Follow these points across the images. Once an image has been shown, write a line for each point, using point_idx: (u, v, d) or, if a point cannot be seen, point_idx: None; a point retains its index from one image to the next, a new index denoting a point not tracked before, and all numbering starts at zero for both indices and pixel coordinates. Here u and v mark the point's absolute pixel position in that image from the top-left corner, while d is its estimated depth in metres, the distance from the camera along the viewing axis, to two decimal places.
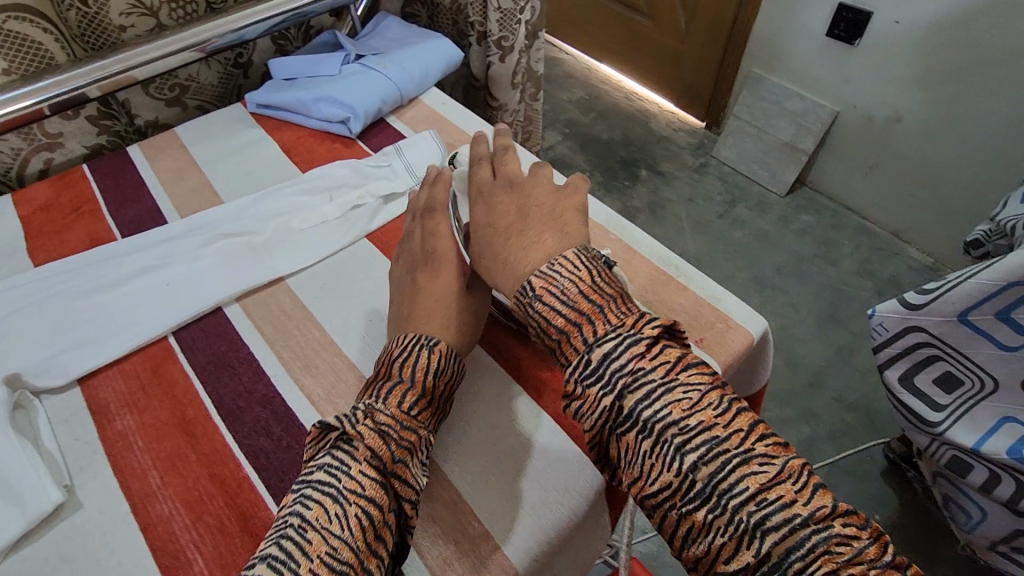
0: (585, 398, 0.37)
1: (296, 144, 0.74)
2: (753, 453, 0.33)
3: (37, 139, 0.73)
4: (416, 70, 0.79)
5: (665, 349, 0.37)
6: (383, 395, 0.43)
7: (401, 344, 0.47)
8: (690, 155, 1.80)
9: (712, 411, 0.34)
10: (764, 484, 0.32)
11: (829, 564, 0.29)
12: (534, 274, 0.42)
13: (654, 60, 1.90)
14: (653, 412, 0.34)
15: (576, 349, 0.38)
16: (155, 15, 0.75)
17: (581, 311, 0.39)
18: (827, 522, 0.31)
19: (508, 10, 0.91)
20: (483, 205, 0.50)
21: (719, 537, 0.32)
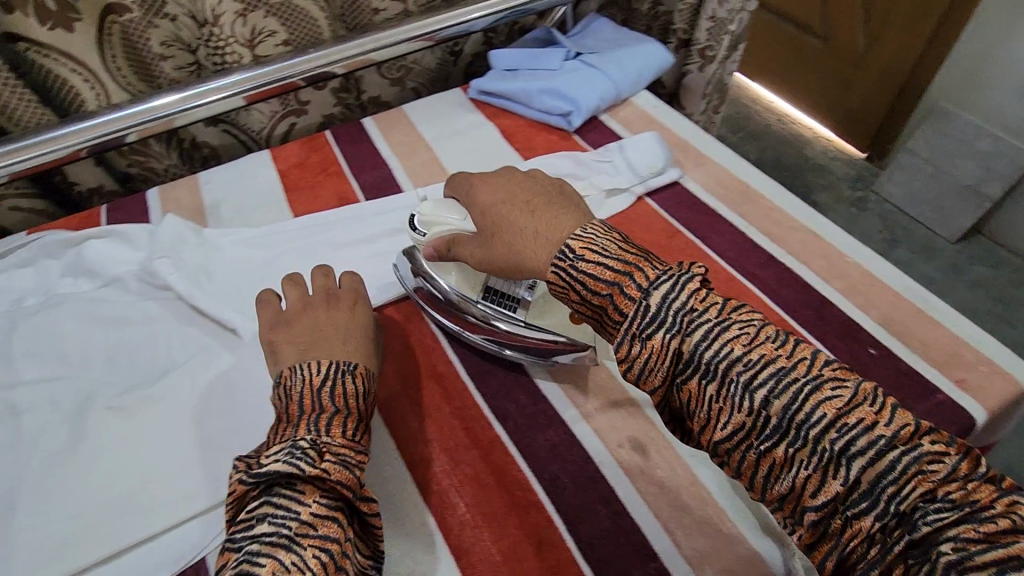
0: (638, 338, 0.39)
1: (516, 132, 0.78)
2: (822, 379, 0.36)
3: (289, 105, 0.82)
4: (632, 71, 0.81)
5: (714, 295, 0.40)
6: (319, 428, 0.41)
7: (289, 373, 0.46)
8: (848, 187, 1.70)
9: (771, 344, 0.37)
10: (841, 412, 0.34)
11: (923, 484, 0.32)
12: (570, 235, 0.44)
13: (817, 83, 1.81)
14: (714, 354, 0.37)
15: (631, 298, 0.40)
16: (404, 1, 0.80)
17: (627, 262, 0.41)
18: (915, 443, 0.33)
19: (721, 20, 0.89)
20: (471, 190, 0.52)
21: (802, 471, 0.35)
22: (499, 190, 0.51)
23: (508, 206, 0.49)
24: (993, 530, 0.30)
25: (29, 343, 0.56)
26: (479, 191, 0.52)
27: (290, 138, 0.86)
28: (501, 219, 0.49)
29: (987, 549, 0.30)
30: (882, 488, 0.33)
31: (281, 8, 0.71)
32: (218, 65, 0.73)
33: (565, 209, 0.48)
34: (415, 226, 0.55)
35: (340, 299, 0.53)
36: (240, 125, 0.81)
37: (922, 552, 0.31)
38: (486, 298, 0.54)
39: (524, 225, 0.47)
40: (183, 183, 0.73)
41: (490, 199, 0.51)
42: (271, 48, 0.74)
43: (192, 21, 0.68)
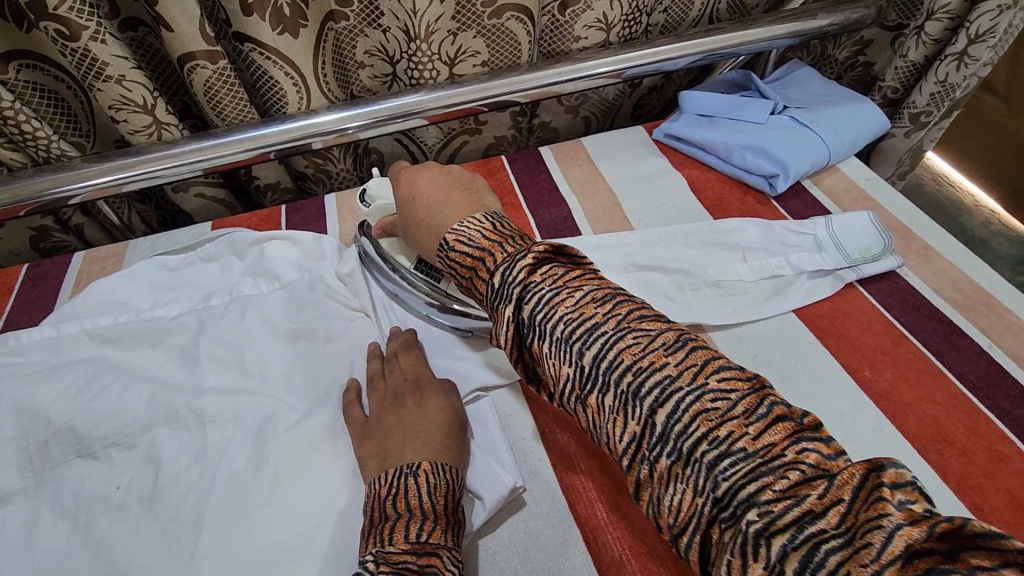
0: (555, 371, 0.36)
1: (705, 186, 0.72)
2: (705, 390, 0.31)
3: (467, 125, 0.80)
4: (848, 135, 0.72)
5: (552, 268, 0.38)
6: (384, 538, 0.38)
7: (387, 481, 0.42)
8: (1011, 269, 1.51)
9: (663, 351, 0.33)
10: (717, 424, 0.30)
11: (768, 488, 0.28)
12: (449, 230, 0.45)
13: (989, 148, 1.62)
14: (452, 235, 0.44)
15: (484, 280, 0.40)
16: (606, 31, 0.76)
17: (482, 248, 0.41)
18: (776, 452, 0.29)
19: (950, 86, 0.79)
20: (408, 184, 0.53)
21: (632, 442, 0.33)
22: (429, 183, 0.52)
23: (433, 202, 0.51)
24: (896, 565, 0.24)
25: (216, 347, 0.56)
26: (418, 186, 0.52)
27: (458, 156, 0.84)
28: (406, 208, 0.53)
29: (816, 520, 0.27)
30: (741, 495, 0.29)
31: (491, 31, 0.68)
32: (413, 80, 0.71)
33: (476, 206, 0.49)
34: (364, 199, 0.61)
35: (405, 396, 0.50)
36: (414, 138, 0.80)
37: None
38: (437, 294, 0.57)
39: (428, 206, 0.51)
40: (360, 193, 0.72)
41: (429, 197, 0.51)
42: (468, 68, 0.72)
43: (402, 34, 0.66)
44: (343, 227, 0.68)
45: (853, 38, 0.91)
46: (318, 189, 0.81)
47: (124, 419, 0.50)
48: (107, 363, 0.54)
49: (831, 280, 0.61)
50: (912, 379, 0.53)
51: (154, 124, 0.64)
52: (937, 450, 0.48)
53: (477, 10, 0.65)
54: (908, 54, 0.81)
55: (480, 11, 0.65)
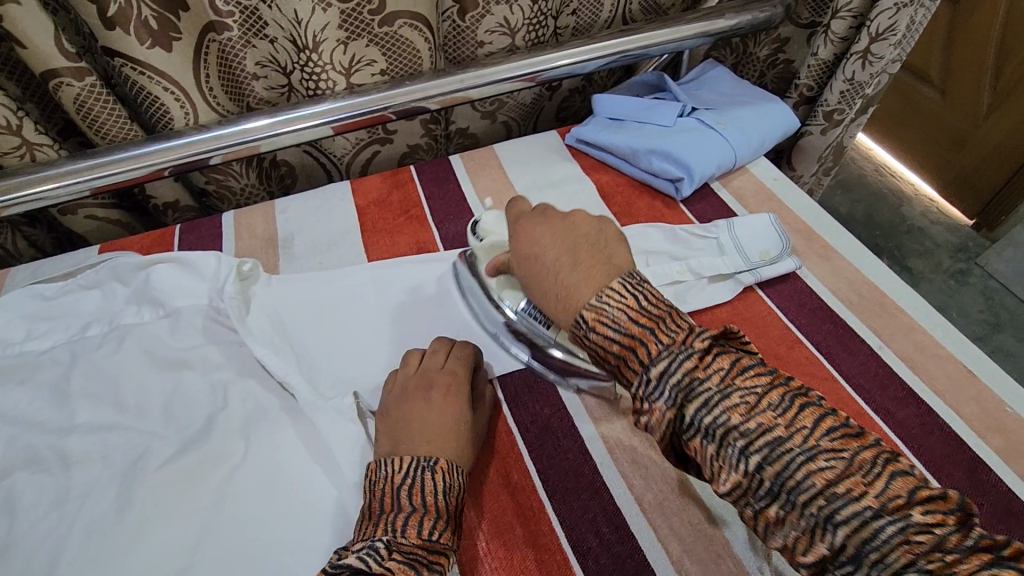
0: (648, 411, 0.37)
1: (614, 190, 0.71)
2: (818, 451, 0.33)
3: (376, 135, 0.78)
4: (755, 136, 0.72)
5: (717, 357, 0.37)
6: (397, 528, 0.39)
7: (402, 468, 0.43)
8: (949, 257, 1.55)
9: (773, 413, 0.35)
10: (825, 476, 0.32)
11: (849, 491, 0.31)
12: (584, 305, 0.41)
13: (926, 137, 1.65)
14: (591, 315, 0.41)
15: (635, 371, 0.39)
16: (511, 35, 0.75)
17: (632, 336, 0.39)
18: (834, 452, 0.33)
19: (858, 83, 0.79)
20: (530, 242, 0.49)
21: (734, 477, 0.34)
22: (554, 236, 0.48)
23: (548, 240, 0.48)
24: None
25: (89, 382, 0.53)
26: (542, 238, 0.49)
27: (371, 166, 0.82)
28: (523, 261, 0.49)
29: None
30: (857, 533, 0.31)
31: (385, 39, 0.66)
32: (310, 90, 0.69)
33: (609, 266, 0.44)
34: (475, 231, 0.61)
35: (435, 384, 0.50)
36: (322, 149, 0.77)
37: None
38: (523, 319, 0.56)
39: (558, 268, 0.45)
40: (259, 210, 0.70)
41: (552, 255, 0.46)
42: (367, 78, 0.70)
43: (291, 45, 0.64)
44: (239, 246, 0.66)
45: (770, 36, 0.91)
46: (224, 206, 0.78)
47: None
48: None
49: (731, 284, 0.60)
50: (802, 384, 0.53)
51: (24, 144, 0.61)
52: None
53: (367, 19, 0.63)
54: (818, 52, 0.81)
55: (370, 19, 0.63)
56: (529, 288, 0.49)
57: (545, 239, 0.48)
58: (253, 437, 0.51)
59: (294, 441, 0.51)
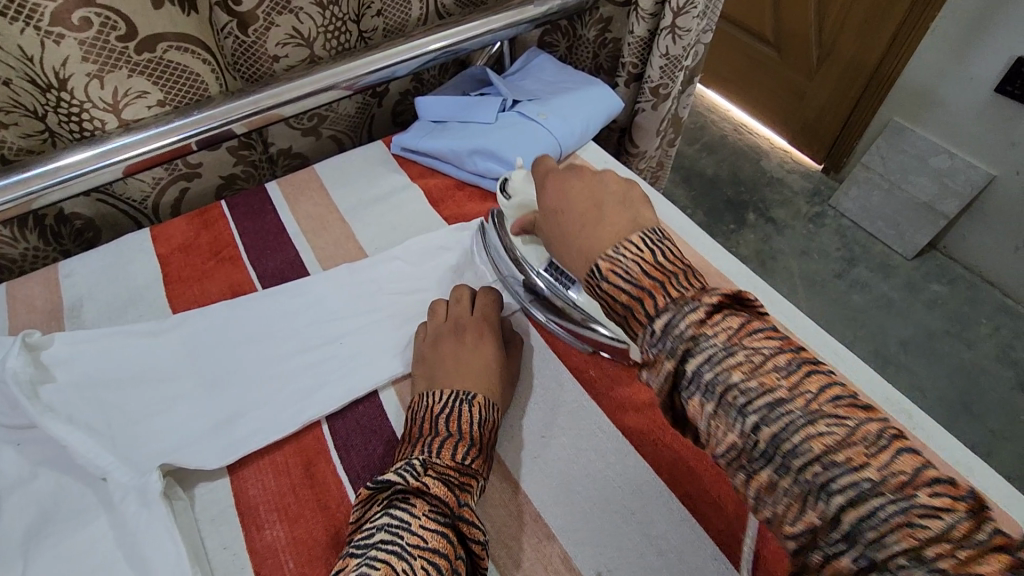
0: (650, 365, 0.35)
1: (444, 196, 0.68)
2: (886, 466, 0.28)
3: (177, 170, 0.70)
4: (578, 123, 0.72)
5: (713, 302, 0.35)
6: (432, 450, 0.43)
7: (440, 400, 0.47)
8: (806, 202, 1.67)
9: (816, 399, 0.30)
10: (908, 521, 0.26)
11: (896, 520, 0.26)
12: (600, 256, 0.39)
13: (772, 94, 1.77)
14: (600, 273, 0.38)
15: (642, 324, 0.36)
16: (309, 46, 0.69)
17: (645, 287, 0.36)
18: (877, 456, 0.28)
19: (675, 57, 0.81)
20: (556, 187, 0.46)
21: (753, 468, 0.31)
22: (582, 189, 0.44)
23: (583, 225, 0.42)
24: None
25: None
26: (568, 190, 0.45)
27: (183, 204, 0.74)
28: (548, 222, 0.45)
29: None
30: (784, 446, 0.30)
31: (151, 66, 0.59)
32: (77, 133, 0.61)
33: (636, 220, 0.41)
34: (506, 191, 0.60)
35: (467, 329, 0.53)
36: (116, 194, 0.69)
37: (894, 575, 0.26)
38: (547, 269, 0.55)
39: (579, 227, 0.42)
40: (38, 278, 0.60)
41: (574, 213, 0.43)
42: (144, 111, 0.62)
43: (32, 85, 0.55)
44: (12, 323, 0.57)
45: (594, 17, 0.91)
46: (5, 274, 0.67)
47: None
48: None
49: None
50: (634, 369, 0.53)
51: None
52: (653, 441, 0.49)
53: (117, 46, 0.55)
54: (634, 30, 0.81)
55: (122, 47, 0.56)
56: (551, 244, 0.45)
57: (570, 185, 0.45)
58: (34, 553, 0.43)
59: (88, 546, 0.44)
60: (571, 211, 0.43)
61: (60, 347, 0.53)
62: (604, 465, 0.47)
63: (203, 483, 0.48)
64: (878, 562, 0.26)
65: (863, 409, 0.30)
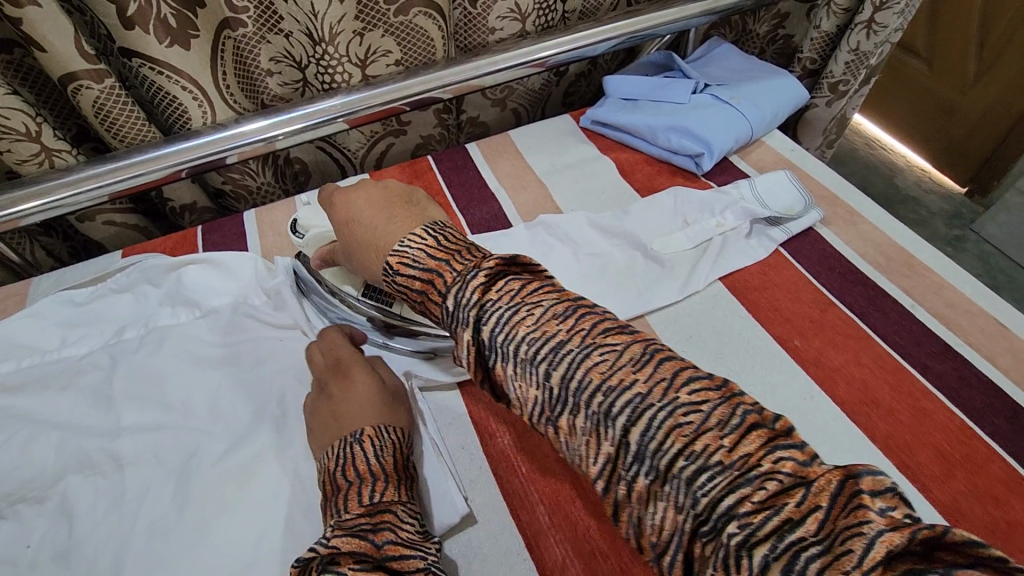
0: (459, 343, 0.37)
1: (633, 169, 0.72)
2: (678, 405, 0.30)
3: (391, 126, 0.77)
4: (769, 109, 0.73)
5: (508, 281, 0.37)
6: (340, 509, 0.39)
7: (333, 453, 0.43)
8: (943, 224, 1.58)
9: (630, 368, 0.32)
10: (691, 440, 0.29)
11: (680, 439, 0.30)
12: (391, 250, 0.42)
13: (915, 109, 1.69)
14: (406, 279, 0.40)
15: (439, 303, 0.39)
16: (522, 21, 0.75)
17: (430, 268, 0.39)
18: (672, 396, 0.31)
19: (863, 54, 0.80)
20: (344, 202, 0.50)
21: (582, 438, 0.33)
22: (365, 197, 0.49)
23: (379, 218, 0.46)
24: (755, 463, 0.28)
25: (131, 384, 0.52)
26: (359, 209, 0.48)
27: (385, 159, 0.82)
28: (347, 229, 0.48)
29: (794, 527, 0.26)
30: (650, 446, 0.30)
31: (401, 28, 0.66)
32: (325, 84, 0.69)
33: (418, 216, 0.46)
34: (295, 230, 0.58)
35: (351, 371, 0.50)
36: (338, 144, 0.77)
37: (678, 476, 0.29)
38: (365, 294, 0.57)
39: (375, 225, 0.46)
40: (281, 207, 0.69)
41: (368, 215, 0.47)
42: (382, 68, 0.70)
43: (306, 38, 0.63)
44: (264, 243, 0.65)
45: (770, 12, 0.92)
46: (240, 206, 0.77)
47: (34, 472, 0.48)
48: (9, 413, 0.50)
49: (764, 240, 0.63)
50: (841, 345, 0.54)
51: (43, 152, 0.61)
52: (864, 412, 0.49)
53: (382, 8, 0.63)
54: (822, 24, 0.82)
55: (385, 9, 0.63)
56: (354, 253, 0.48)
57: (353, 195, 0.50)
58: (303, 428, 0.51)
59: None
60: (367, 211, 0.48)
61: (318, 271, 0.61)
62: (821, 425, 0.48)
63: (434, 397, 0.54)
64: (664, 469, 0.30)
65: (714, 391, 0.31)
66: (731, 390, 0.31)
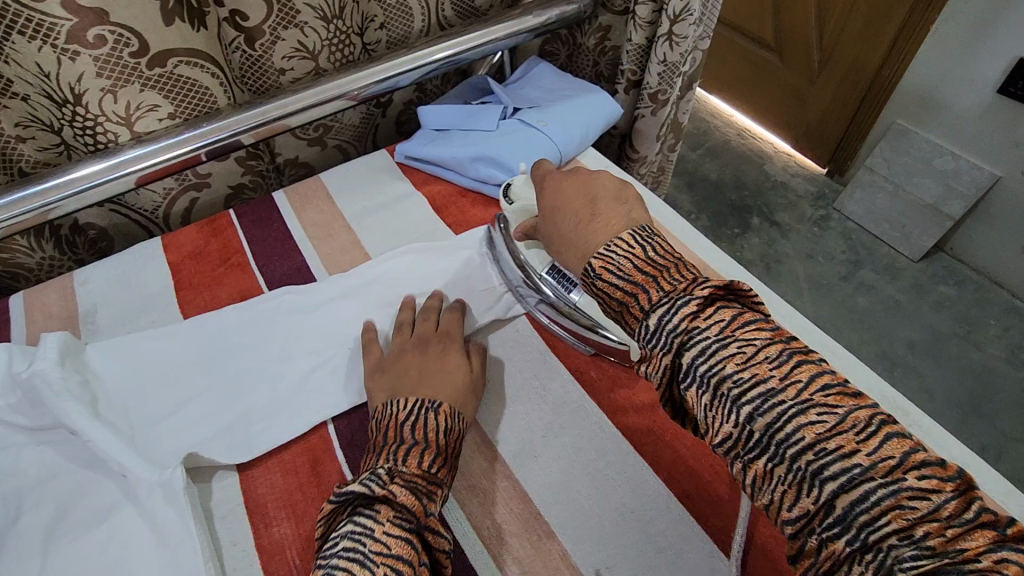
0: (648, 359, 0.38)
1: (447, 204, 0.70)
2: (812, 404, 0.31)
3: (188, 180, 0.72)
4: (577, 128, 0.73)
5: (718, 310, 0.36)
6: (397, 458, 0.42)
7: (407, 408, 0.46)
8: (810, 205, 1.67)
9: (767, 363, 0.33)
10: (824, 436, 0.30)
11: (810, 433, 0.31)
12: (593, 254, 0.43)
13: (775, 99, 1.78)
14: (621, 283, 0.41)
15: (636, 318, 0.39)
16: (314, 59, 0.71)
17: (636, 282, 0.40)
18: (806, 397, 0.32)
19: (672, 64, 0.82)
20: (553, 191, 0.50)
21: (718, 425, 0.34)
22: (577, 188, 0.49)
23: (577, 226, 0.46)
24: (894, 473, 0.29)
25: None
26: (569, 190, 0.50)
27: (193, 214, 0.76)
28: (547, 222, 0.50)
29: (927, 548, 0.27)
30: (774, 432, 0.32)
31: (161, 80, 0.61)
32: (91, 146, 0.63)
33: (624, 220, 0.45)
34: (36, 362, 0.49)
35: (430, 347, 0.52)
36: (129, 205, 0.70)
37: (807, 468, 0.30)
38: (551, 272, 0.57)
39: (572, 231, 0.47)
40: (55, 286, 0.62)
41: (573, 222, 0.47)
42: (154, 123, 0.64)
43: (47, 100, 0.57)
44: (30, 330, 0.58)
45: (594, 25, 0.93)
46: (23, 284, 0.69)
47: None
48: None
49: None
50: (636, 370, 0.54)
51: None
52: (653, 439, 0.50)
53: (130, 62, 0.58)
54: (632, 37, 0.83)
55: (133, 63, 0.58)
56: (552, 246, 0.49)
57: (563, 184, 0.50)
58: None
59: None
60: (573, 212, 0.47)
61: (95, 352, 0.54)
62: (601, 463, 0.49)
63: (221, 475, 0.48)
64: (788, 456, 0.31)
65: (851, 399, 0.32)
66: (869, 400, 0.32)
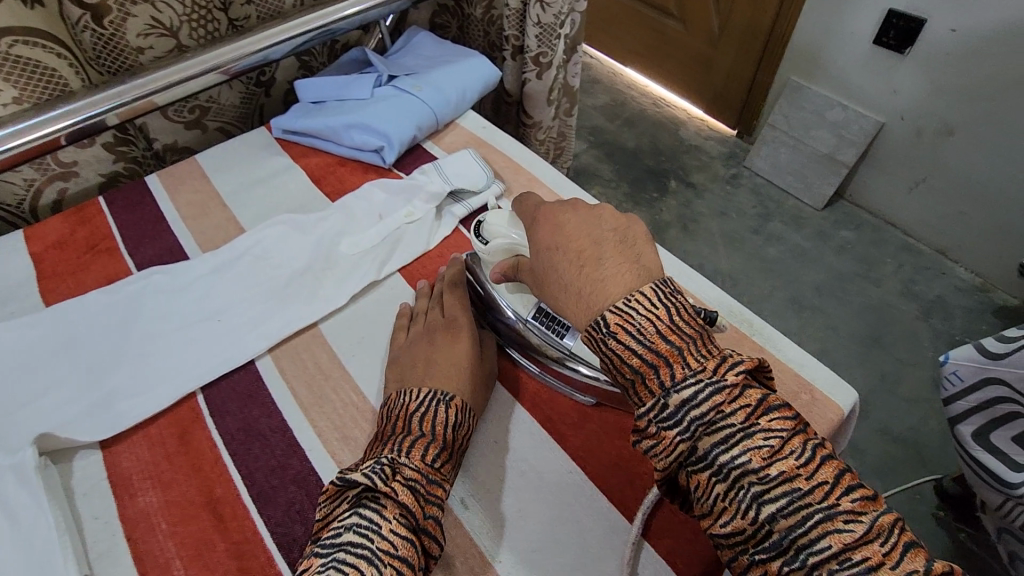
0: (659, 439, 0.35)
1: (325, 173, 0.70)
2: (839, 510, 0.31)
3: (50, 169, 0.69)
4: (454, 92, 0.74)
5: (745, 393, 0.35)
6: (401, 449, 0.41)
7: (418, 399, 0.45)
8: (722, 165, 1.73)
9: (795, 462, 0.33)
10: (850, 545, 0.30)
11: (835, 540, 0.31)
12: (609, 307, 0.38)
13: (682, 66, 1.84)
14: (643, 351, 0.36)
15: (653, 392, 0.36)
16: (174, 35, 0.70)
17: (659, 352, 0.36)
18: (833, 500, 0.32)
19: (548, 25, 0.84)
20: (552, 222, 0.44)
21: (732, 518, 0.33)
22: (579, 224, 0.44)
23: (575, 273, 0.41)
24: None
25: None
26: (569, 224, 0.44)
27: (64, 206, 0.73)
28: (540, 259, 0.44)
29: None
30: (795, 533, 0.31)
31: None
32: None
33: (634, 268, 0.40)
34: None
35: (437, 334, 0.51)
36: None
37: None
38: (537, 316, 0.53)
39: (573, 277, 0.41)
40: None
41: (571, 264, 0.42)
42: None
43: None
44: None
45: None
46: None
47: None
48: None
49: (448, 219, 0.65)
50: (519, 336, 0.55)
51: None
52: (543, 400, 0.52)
53: None
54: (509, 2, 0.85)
55: None
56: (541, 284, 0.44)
57: (564, 218, 0.45)
58: None
59: None
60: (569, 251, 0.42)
61: None
62: None
63: (84, 454, 0.47)
64: (810, 564, 0.31)
65: (871, 504, 0.32)
66: (883, 504, 0.33)
